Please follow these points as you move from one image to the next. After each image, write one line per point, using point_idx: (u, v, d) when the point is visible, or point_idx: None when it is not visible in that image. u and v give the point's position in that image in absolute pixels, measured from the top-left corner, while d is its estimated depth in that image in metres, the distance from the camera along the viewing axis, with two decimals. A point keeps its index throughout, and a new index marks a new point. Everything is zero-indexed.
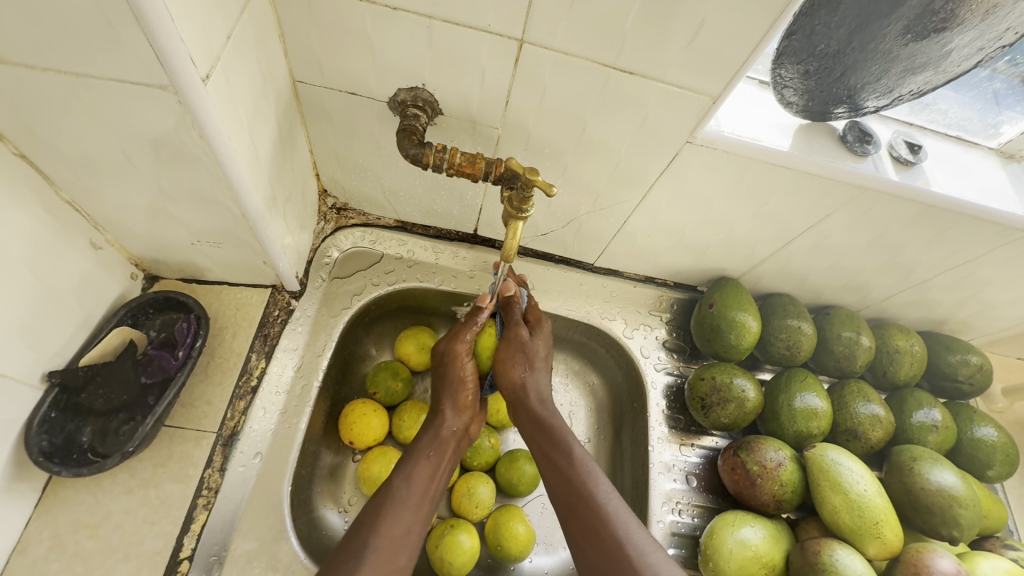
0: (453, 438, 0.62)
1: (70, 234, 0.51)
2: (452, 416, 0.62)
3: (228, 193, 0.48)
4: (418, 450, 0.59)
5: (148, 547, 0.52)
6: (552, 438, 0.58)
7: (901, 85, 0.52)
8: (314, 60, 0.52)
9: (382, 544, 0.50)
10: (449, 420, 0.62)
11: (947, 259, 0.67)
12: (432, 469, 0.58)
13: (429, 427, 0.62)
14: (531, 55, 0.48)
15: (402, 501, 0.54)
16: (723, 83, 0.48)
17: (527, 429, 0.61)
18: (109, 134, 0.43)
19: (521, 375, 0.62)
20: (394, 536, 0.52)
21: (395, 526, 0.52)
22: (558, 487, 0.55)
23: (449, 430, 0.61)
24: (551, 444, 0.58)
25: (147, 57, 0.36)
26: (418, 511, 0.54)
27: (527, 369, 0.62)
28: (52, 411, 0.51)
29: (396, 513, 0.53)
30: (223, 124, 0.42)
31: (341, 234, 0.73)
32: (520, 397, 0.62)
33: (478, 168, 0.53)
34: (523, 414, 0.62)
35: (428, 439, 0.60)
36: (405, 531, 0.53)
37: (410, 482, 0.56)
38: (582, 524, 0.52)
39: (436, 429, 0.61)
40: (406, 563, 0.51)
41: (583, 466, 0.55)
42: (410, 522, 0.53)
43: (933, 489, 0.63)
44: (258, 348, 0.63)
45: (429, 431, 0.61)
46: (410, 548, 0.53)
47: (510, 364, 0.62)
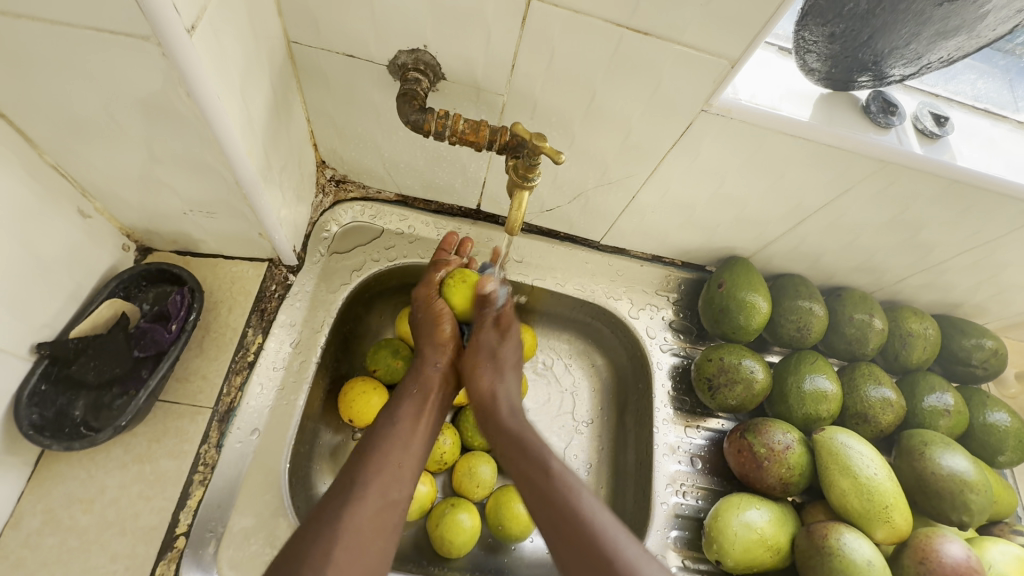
0: (439, 376, 0.62)
1: (56, 201, 0.50)
2: (435, 355, 0.63)
3: (220, 158, 0.46)
4: (406, 389, 0.60)
5: (144, 522, 0.51)
6: (523, 443, 0.57)
7: (930, 51, 0.49)
8: (310, 19, 0.49)
9: (371, 480, 0.51)
10: (432, 359, 0.63)
11: (968, 239, 0.65)
12: (418, 406, 0.59)
13: (412, 370, 0.62)
14: (539, 13, 0.45)
15: (389, 438, 0.55)
16: (743, 45, 0.45)
17: (500, 437, 0.59)
18: (93, 92, 0.41)
19: (491, 384, 0.62)
20: (385, 469, 0.52)
21: (385, 461, 0.53)
22: (533, 478, 0.53)
23: (433, 369, 0.62)
24: (524, 450, 0.56)
25: (127, 4, 0.33)
26: (406, 447, 0.55)
27: (497, 377, 0.62)
28: (42, 383, 0.50)
29: (386, 449, 0.54)
30: (211, 82, 0.40)
31: (340, 208, 0.71)
32: (488, 405, 0.61)
33: (483, 136, 0.51)
34: (493, 423, 0.61)
35: (413, 379, 0.61)
36: (395, 467, 0.53)
37: (395, 421, 0.57)
38: (567, 540, 0.49)
39: (418, 369, 0.62)
40: (400, 496, 0.52)
41: (560, 478, 0.53)
42: (399, 458, 0.54)
43: (944, 474, 0.61)
44: (255, 323, 0.61)
45: (413, 375, 0.62)
46: (404, 482, 0.53)
47: (479, 377, 0.62)
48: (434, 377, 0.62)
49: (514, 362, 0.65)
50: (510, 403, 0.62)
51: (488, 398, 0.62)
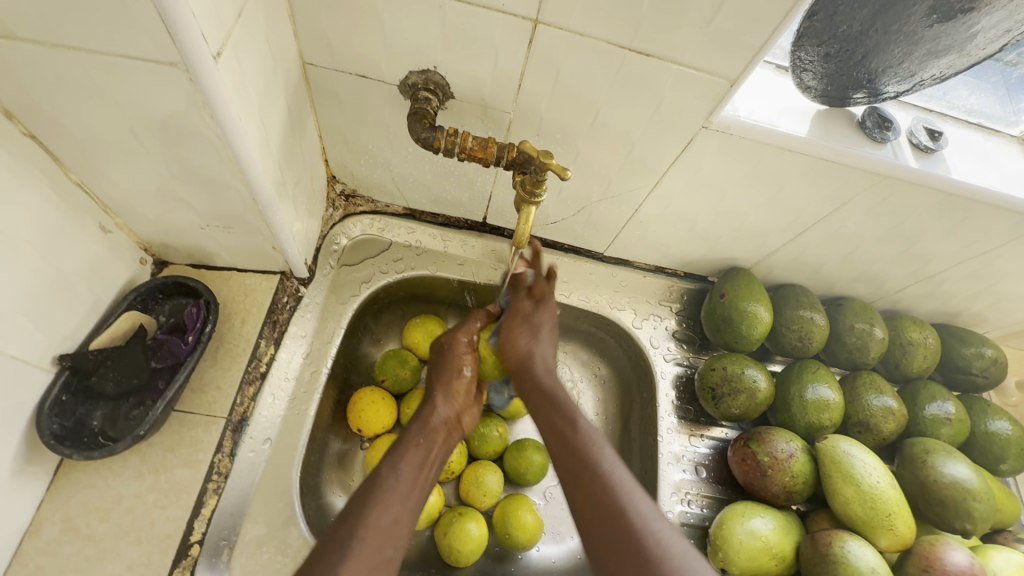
0: (444, 427, 0.59)
1: (79, 216, 0.51)
2: (440, 405, 0.59)
3: (237, 175, 0.48)
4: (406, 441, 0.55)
5: (159, 531, 0.52)
6: (556, 402, 0.55)
7: (923, 69, 0.50)
8: (325, 41, 0.51)
9: (368, 535, 0.45)
10: (438, 410, 0.59)
11: (965, 250, 0.66)
12: (422, 456, 0.54)
13: (417, 417, 0.58)
14: (545, 36, 0.47)
15: (391, 490, 0.50)
16: (742, 64, 0.47)
17: (534, 397, 0.57)
18: (121, 114, 0.42)
19: (527, 342, 0.59)
20: (383, 526, 0.47)
21: (383, 516, 0.47)
22: (563, 437, 0.52)
23: (439, 419, 0.58)
24: (559, 413, 0.54)
25: (159, 33, 0.35)
26: (405, 502, 0.50)
27: (532, 338, 0.60)
28: (63, 394, 0.51)
29: (382, 502, 0.48)
30: (233, 104, 0.41)
31: (350, 221, 0.72)
32: (527, 364, 0.58)
33: (491, 153, 0.52)
34: (528, 380, 0.58)
35: (417, 427, 0.57)
36: (392, 521, 0.48)
37: (398, 471, 0.52)
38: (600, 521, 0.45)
39: (426, 417, 0.58)
40: (395, 554, 0.46)
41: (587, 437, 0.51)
42: (397, 513, 0.48)
43: (947, 482, 0.62)
44: (267, 334, 0.63)
45: (418, 422, 0.58)
46: (400, 540, 0.47)
47: (513, 334, 0.59)
48: (440, 429, 0.58)
49: (534, 338, 0.60)
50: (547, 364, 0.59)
51: (524, 357, 0.59)
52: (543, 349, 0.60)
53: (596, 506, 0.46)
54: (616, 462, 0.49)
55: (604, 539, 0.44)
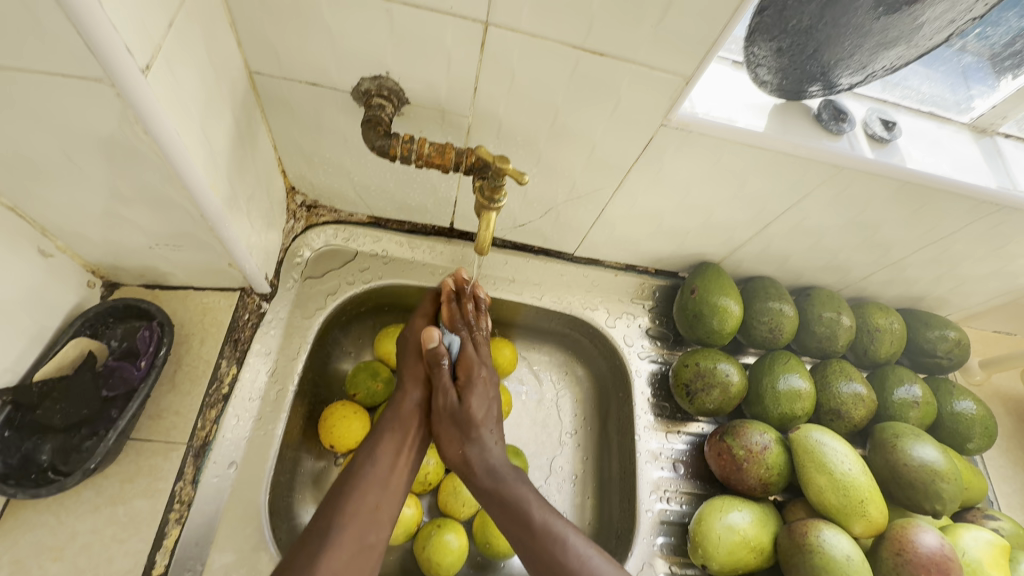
0: (418, 411, 0.61)
1: (15, 241, 0.49)
2: (412, 390, 0.62)
3: (183, 193, 0.46)
4: (382, 429, 0.59)
5: (118, 566, 0.50)
6: (511, 513, 0.54)
7: (874, 61, 0.51)
8: (271, 50, 0.49)
9: (347, 525, 0.51)
10: (410, 394, 0.62)
11: (924, 236, 0.68)
12: (397, 443, 0.58)
13: (391, 405, 0.62)
14: (496, 38, 0.46)
15: (368, 479, 0.55)
16: (695, 62, 0.47)
17: (474, 473, 0.58)
18: (49, 134, 0.40)
19: (487, 409, 0.61)
20: (361, 513, 0.53)
21: (361, 504, 0.53)
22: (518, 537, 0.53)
23: (411, 404, 0.62)
24: (512, 518, 0.54)
25: (78, 48, 0.33)
26: (384, 488, 0.55)
27: (465, 443, 0.59)
28: (5, 430, 0.49)
29: (361, 492, 0.54)
30: (169, 118, 0.39)
31: (312, 232, 0.70)
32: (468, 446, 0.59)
33: (448, 159, 0.51)
34: (472, 489, 0.59)
35: (391, 414, 0.61)
36: (373, 507, 0.54)
37: (374, 460, 0.56)
38: None
39: (397, 405, 0.62)
40: (375, 540, 0.53)
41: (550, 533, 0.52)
42: (377, 500, 0.54)
43: (915, 465, 0.63)
44: (228, 354, 0.61)
45: (392, 409, 0.61)
46: (380, 524, 0.53)
47: (446, 442, 0.60)
48: (411, 417, 0.60)
49: (486, 400, 0.61)
50: (486, 466, 0.59)
51: (460, 466, 0.59)
52: (491, 410, 0.61)
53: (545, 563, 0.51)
54: (574, 532, 0.53)
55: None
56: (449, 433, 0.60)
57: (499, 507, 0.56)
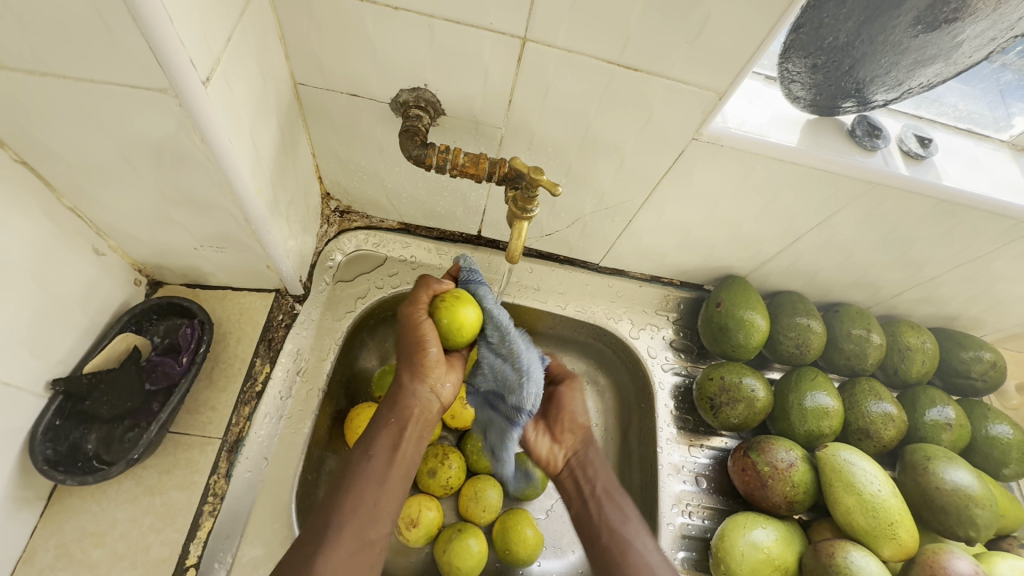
0: (421, 406, 0.55)
1: (72, 240, 0.51)
2: (417, 381, 0.55)
3: (230, 198, 0.48)
4: (381, 421, 0.54)
5: (155, 554, 0.52)
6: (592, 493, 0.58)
7: (910, 78, 0.51)
8: (315, 61, 0.51)
9: (347, 521, 0.48)
10: (414, 386, 0.55)
11: (959, 255, 0.66)
12: (394, 439, 0.53)
13: (390, 395, 0.55)
14: (533, 53, 0.48)
15: (365, 474, 0.51)
16: (729, 78, 0.47)
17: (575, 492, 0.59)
18: (112, 141, 0.43)
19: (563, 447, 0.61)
20: (359, 509, 0.49)
21: (358, 505, 0.49)
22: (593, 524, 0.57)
23: (412, 398, 0.54)
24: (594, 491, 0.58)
25: (147, 61, 0.35)
26: (381, 485, 0.51)
27: (581, 444, 0.61)
28: (56, 419, 0.51)
29: (359, 488, 0.50)
30: (224, 127, 0.42)
31: (344, 237, 0.72)
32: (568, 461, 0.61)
33: (482, 169, 0.53)
34: (568, 477, 0.60)
35: (390, 409, 0.54)
36: (372, 504, 0.50)
37: (371, 458, 0.52)
38: None
39: (397, 396, 0.55)
40: (377, 536, 0.49)
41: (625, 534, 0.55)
42: (375, 498, 0.50)
43: (949, 488, 0.62)
44: (263, 353, 0.63)
45: (390, 400, 0.55)
46: (381, 522, 0.50)
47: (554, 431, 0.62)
48: (413, 406, 0.54)
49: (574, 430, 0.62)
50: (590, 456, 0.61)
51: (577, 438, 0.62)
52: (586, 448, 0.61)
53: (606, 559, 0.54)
54: (642, 533, 0.56)
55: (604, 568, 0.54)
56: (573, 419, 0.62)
57: (586, 484, 0.59)
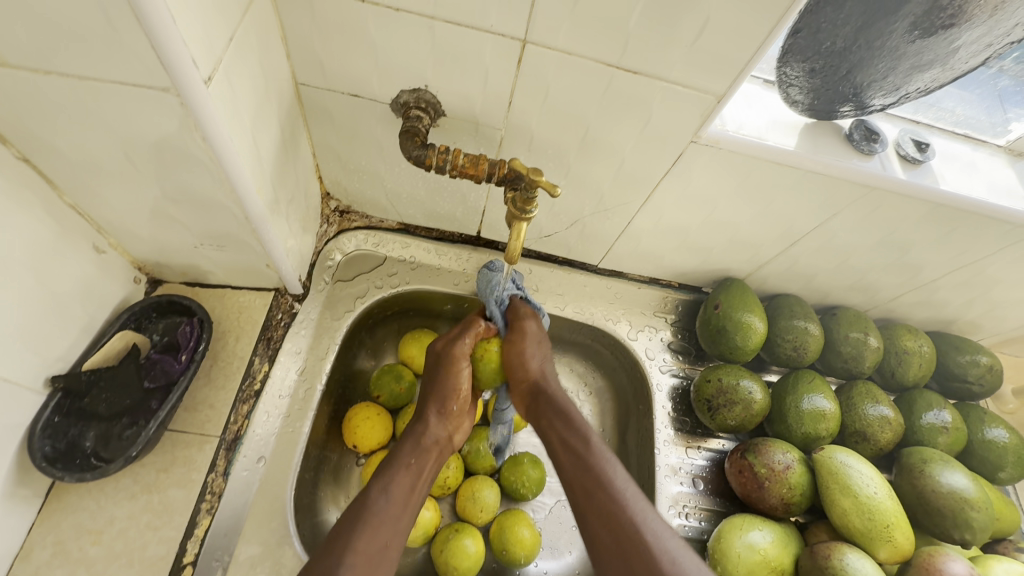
0: (434, 448, 0.58)
1: (73, 237, 0.52)
2: (434, 424, 0.58)
3: (231, 196, 0.48)
4: (401, 458, 0.55)
5: (152, 552, 0.52)
6: (581, 458, 0.54)
7: (908, 82, 0.51)
8: (316, 61, 0.52)
9: (358, 562, 0.46)
10: (431, 429, 0.58)
11: (956, 259, 0.67)
12: (411, 481, 0.54)
13: (409, 436, 0.57)
14: (533, 55, 0.48)
15: (380, 513, 0.50)
16: (728, 81, 0.47)
17: (549, 420, 0.58)
18: (114, 139, 0.43)
19: (540, 364, 0.59)
20: (371, 551, 0.47)
21: (372, 543, 0.48)
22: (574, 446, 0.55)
23: (430, 439, 0.58)
24: (582, 465, 0.54)
25: (149, 60, 0.36)
26: (395, 528, 0.50)
27: (541, 359, 0.60)
28: (55, 416, 0.51)
29: (376, 525, 0.49)
30: (225, 126, 0.42)
31: (344, 237, 0.72)
32: (539, 387, 0.59)
33: (482, 169, 0.53)
34: (546, 406, 0.58)
35: (410, 447, 0.57)
36: (383, 546, 0.49)
37: (388, 494, 0.52)
38: None
39: (418, 436, 0.57)
40: None
41: (599, 452, 0.54)
42: (388, 538, 0.49)
43: (945, 492, 0.62)
44: (261, 352, 0.63)
45: (411, 438, 0.57)
46: (390, 565, 0.48)
47: (524, 358, 0.59)
48: (431, 448, 0.57)
49: (544, 357, 0.60)
50: (555, 385, 0.60)
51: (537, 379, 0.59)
52: (551, 369, 0.61)
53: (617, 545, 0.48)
54: (642, 501, 0.51)
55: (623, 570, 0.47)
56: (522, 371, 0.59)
57: (563, 425, 0.57)
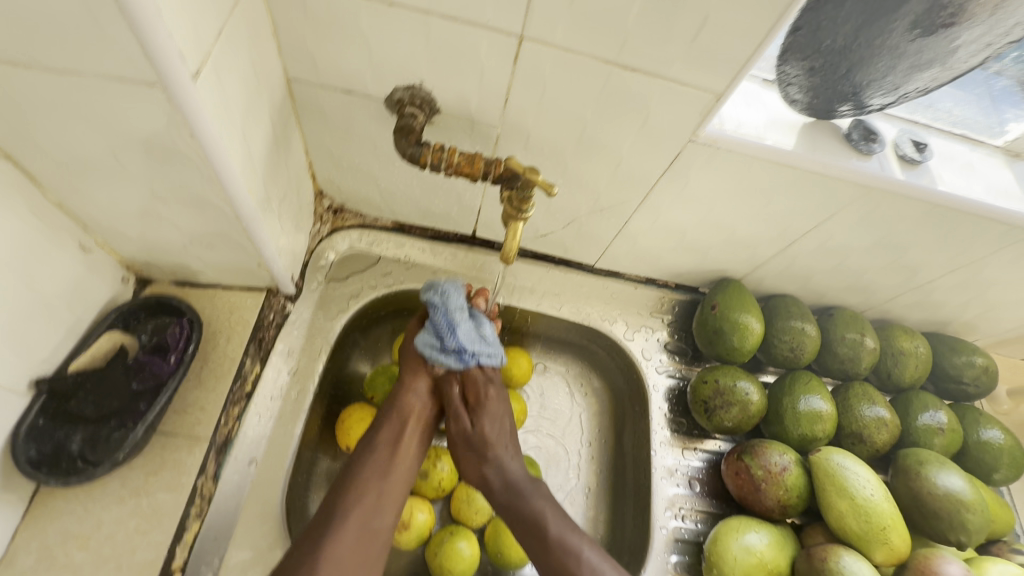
0: (420, 407, 0.63)
1: (59, 236, 0.50)
2: (415, 386, 0.63)
3: (220, 195, 0.47)
4: (386, 416, 0.61)
5: (140, 558, 0.51)
6: (519, 515, 0.58)
7: (907, 82, 0.51)
8: (309, 57, 0.51)
9: (350, 513, 0.53)
10: (413, 391, 0.63)
11: (954, 260, 0.66)
12: (395, 434, 0.60)
13: (392, 397, 0.62)
14: (531, 52, 0.47)
15: (370, 467, 0.57)
16: (727, 79, 0.47)
17: (494, 488, 0.61)
18: (99, 135, 0.42)
19: (480, 395, 0.64)
20: (365, 501, 0.55)
21: (365, 496, 0.55)
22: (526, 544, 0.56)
23: (413, 397, 0.62)
24: (519, 519, 0.58)
25: (135, 53, 0.34)
26: (384, 479, 0.57)
27: (476, 412, 0.63)
28: (40, 418, 0.50)
29: (365, 483, 0.56)
30: (213, 122, 0.41)
31: (337, 236, 0.71)
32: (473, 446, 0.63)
33: (478, 168, 0.52)
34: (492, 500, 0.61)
35: (390, 407, 0.62)
36: (374, 497, 0.55)
37: (375, 453, 0.58)
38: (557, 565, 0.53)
39: (395, 395, 0.63)
40: (381, 525, 0.54)
41: (538, 501, 0.58)
42: (378, 491, 0.56)
43: (940, 493, 0.62)
44: (253, 353, 0.61)
45: (391, 402, 0.62)
46: (387, 511, 0.55)
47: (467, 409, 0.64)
48: (413, 405, 0.62)
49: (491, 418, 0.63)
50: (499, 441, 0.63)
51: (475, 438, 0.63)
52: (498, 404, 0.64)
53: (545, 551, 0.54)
54: (584, 540, 0.55)
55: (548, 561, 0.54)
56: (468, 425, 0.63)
57: (502, 492, 0.60)
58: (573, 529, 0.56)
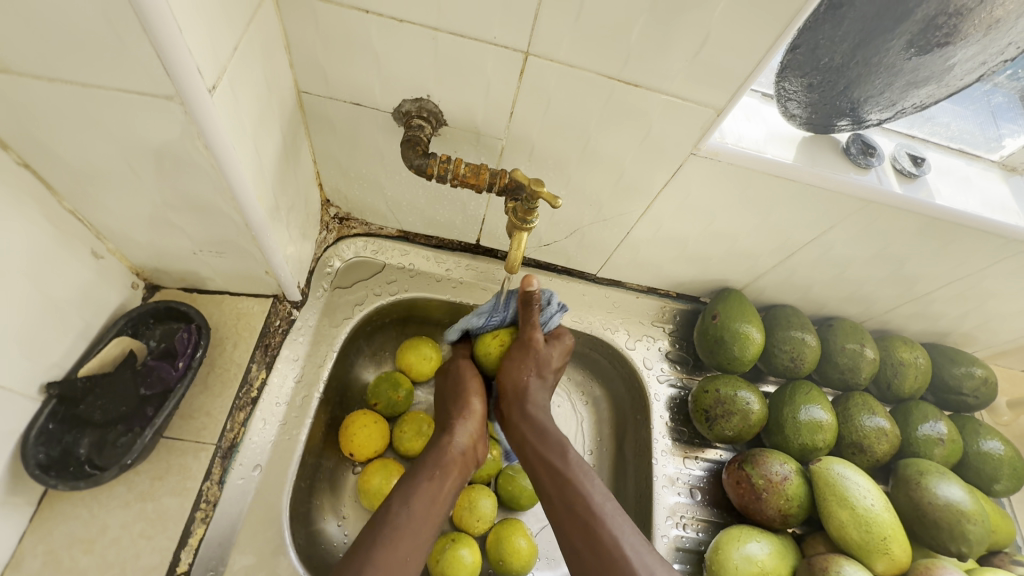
0: (461, 458, 0.59)
1: (72, 243, 0.51)
2: (460, 434, 0.60)
3: (230, 203, 0.48)
4: (423, 469, 0.56)
5: (145, 562, 0.51)
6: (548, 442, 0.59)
7: (904, 98, 0.52)
8: (319, 70, 0.52)
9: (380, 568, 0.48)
10: (457, 438, 0.59)
11: (952, 271, 0.67)
12: (433, 493, 0.55)
13: (435, 448, 0.59)
14: (536, 67, 0.48)
15: (400, 528, 0.51)
16: (728, 95, 0.48)
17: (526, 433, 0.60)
18: (116, 146, 0.43)
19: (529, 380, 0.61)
20: (391, 567, 0.48)
21: (394, 554, 0.49)
22: (547, 466, 0.58)
23: (456, 449, 0.58)
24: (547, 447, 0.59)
25: (155, 69, 0.36)
26: (416, 544, 0.51)
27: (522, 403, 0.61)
28: (50, 422, 0.51)
29: (393, 542, 0.50)
30: (228, 135, 0.42)
31: (343, 244, 0.73)
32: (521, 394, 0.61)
33: (483, 179, 0.53)
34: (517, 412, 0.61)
35: (433, 461, 0.57)
36: (404, 559, 0.50)
37: (409, 506, 0.53)
38: (583, 531, 0.53)
39: (439, 450, 0.58)
40: None
41: (576, 463, 0.57)
42: (407, 553, 0.50)
43: (940, 503, 0.62)
44: (259, 358, 0.62)
45: (434, 451, 0.58)
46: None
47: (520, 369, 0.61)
48: (453, 459, 0.58)
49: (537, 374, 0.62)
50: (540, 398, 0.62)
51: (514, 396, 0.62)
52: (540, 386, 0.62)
53: (577, 522, 0.53)
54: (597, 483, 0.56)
55: (577, 532, 0.53)
56: (515, 374, 0.61)
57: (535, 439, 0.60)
58: (596, 475, 0.57)
